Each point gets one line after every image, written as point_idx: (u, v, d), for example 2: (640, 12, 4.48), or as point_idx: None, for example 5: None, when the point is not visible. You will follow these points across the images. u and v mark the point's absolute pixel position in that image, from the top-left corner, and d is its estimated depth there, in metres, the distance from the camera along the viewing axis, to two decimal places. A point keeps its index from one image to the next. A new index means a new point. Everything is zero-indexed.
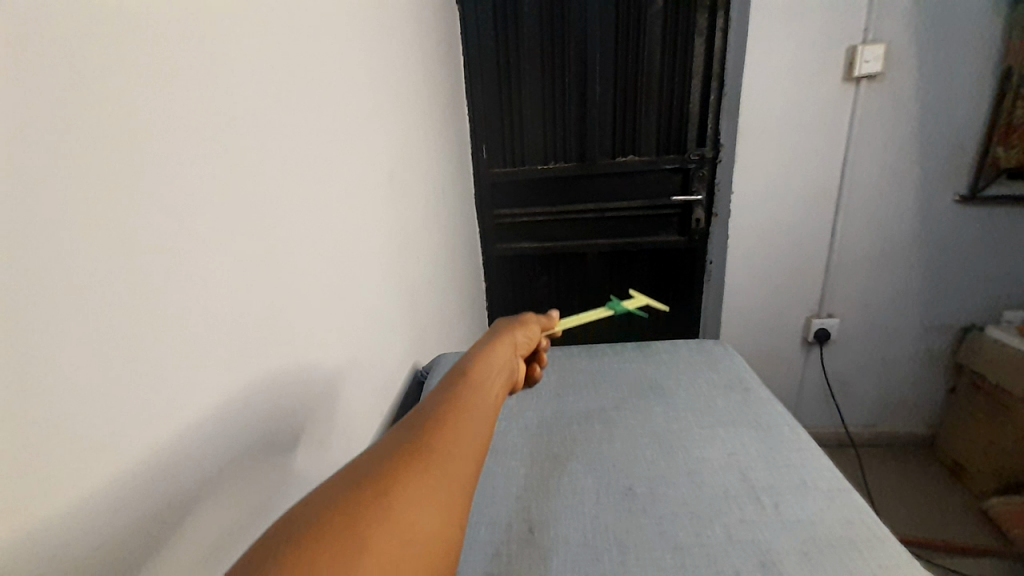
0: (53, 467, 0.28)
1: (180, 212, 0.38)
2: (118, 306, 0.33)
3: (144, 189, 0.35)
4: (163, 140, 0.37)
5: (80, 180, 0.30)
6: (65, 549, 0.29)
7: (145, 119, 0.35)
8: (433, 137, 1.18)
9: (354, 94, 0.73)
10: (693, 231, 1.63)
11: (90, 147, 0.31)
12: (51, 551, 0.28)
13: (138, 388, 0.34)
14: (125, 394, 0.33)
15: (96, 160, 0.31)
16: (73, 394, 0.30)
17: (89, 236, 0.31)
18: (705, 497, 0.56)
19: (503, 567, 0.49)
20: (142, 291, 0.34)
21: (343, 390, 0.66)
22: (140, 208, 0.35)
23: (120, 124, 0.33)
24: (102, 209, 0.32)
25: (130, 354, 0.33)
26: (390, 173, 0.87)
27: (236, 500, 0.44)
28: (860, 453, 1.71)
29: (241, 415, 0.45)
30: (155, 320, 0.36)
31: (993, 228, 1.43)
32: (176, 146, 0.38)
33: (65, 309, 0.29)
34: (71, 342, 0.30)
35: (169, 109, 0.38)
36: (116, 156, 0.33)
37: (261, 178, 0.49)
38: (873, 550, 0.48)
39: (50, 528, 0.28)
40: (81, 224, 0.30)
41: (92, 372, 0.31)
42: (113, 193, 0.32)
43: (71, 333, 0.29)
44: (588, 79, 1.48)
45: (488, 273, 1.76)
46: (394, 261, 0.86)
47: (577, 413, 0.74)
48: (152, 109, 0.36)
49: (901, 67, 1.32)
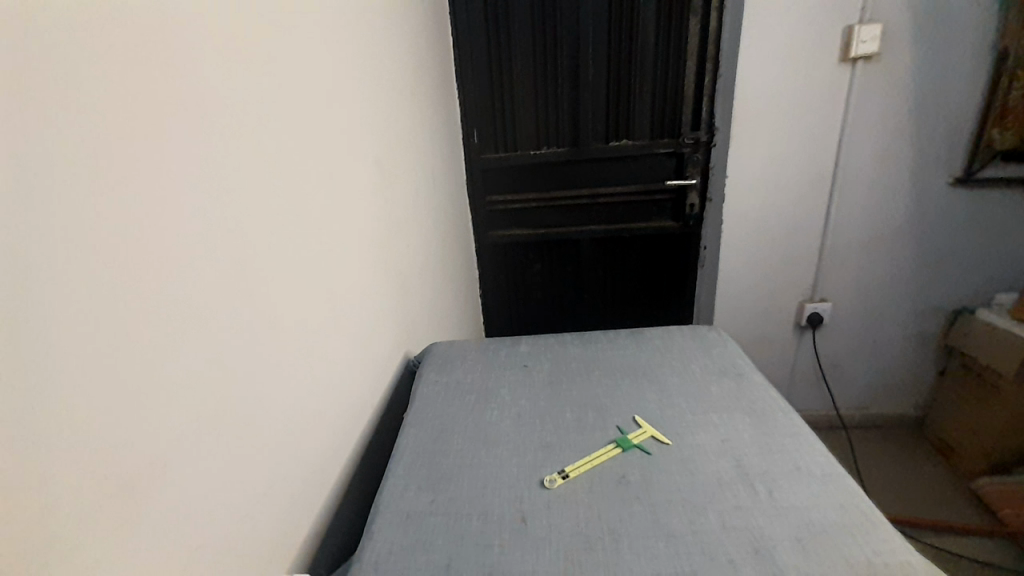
0: (22, 472, 0.27)
1: (156, 199, 0.37)
2: (92, 297, 0.31)
3: (109, 175, 0.33)
4: (130, 121, 0.34)
5: (36, 166, 0.28)
6: (47, 550, 0.28)
7: (107, 98, 0.33)
8: (423, 120, 1.15)
9: (338, 74, 0.70)
10: (688, 216, 1.61)
11: (48, 130, 0.29)
12: (21, 560, 0.27)
13: (115, 384, 0.33)
14: (100, 391, 0.32)
15: (53, 142, 0.29)
16: (39, 392, 0.28)
17: (58, 223, 0.29)
18: (699, 484, 0.56)
19: (497, 559, 0.48)
20: (117, 282, 0.33)
21: (333, 380, 0.64)
22: (112, 195, 0.33)
23: (81, 104, 0.31)
24: (61, 198, 0.29)
25: (99, 350, 0.32)
26: (377, 156, 0.84)
27: (224, 496, 0.43)
28: (850, 434, 1.73)
29: (224, 409, 0.43)
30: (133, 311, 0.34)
31: (986, 210, 1.43)
32: (144, 127, 0.36)
33: (27, 306, 0.27)
34: (41, 337, 0.28)
35: (141, 88, 0.36)
36: (75, 139, 0.30)
37: (241, 161, 0.47)
38: (868, 536, 0.48)
39: (30, 529, 0.27)
40: (37, 213, 0.28)
41: (58, 366, 0.29)
42: (83, 179, 0.31)
43: (32, 330, 0.28)
44: (580, 61, 1.45)
45: (481, 261, 1.74)
46: (383, 247, 0.84)
47: (570, 400, 0.74)
48: (123, 89, 0.34)
49: (899, 47, 1.30)
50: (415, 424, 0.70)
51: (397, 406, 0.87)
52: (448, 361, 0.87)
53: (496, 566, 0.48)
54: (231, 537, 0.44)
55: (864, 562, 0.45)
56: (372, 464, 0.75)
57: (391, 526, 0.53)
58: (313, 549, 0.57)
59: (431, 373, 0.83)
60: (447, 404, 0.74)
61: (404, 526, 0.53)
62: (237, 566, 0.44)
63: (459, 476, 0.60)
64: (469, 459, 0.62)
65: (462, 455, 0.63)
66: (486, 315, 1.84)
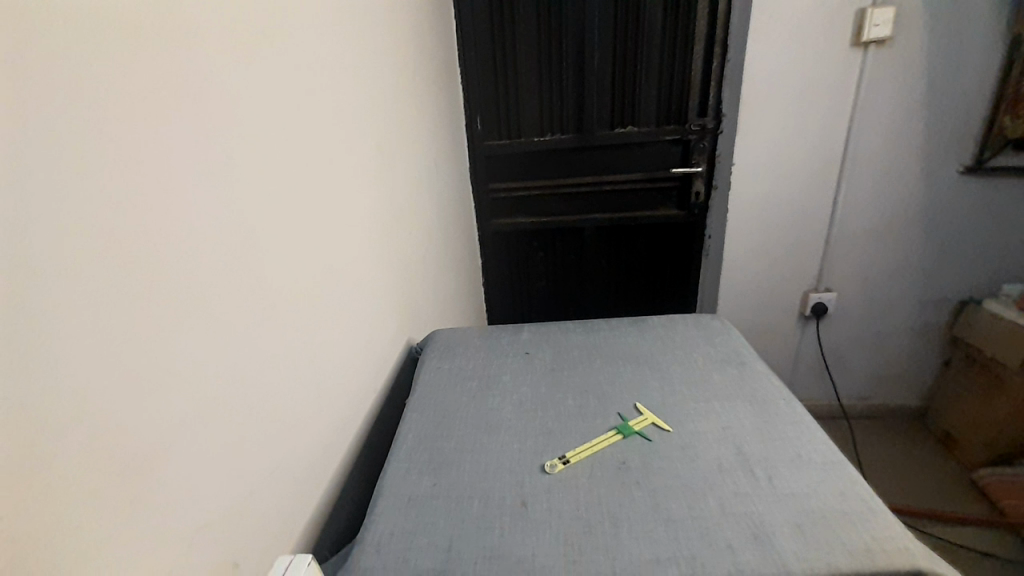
0: (28, 450, 0.27)
1: (156, 182, 0.36)
2: (92, 281, 0.31)
3: (108, 155, 0.32)
4: (128, 102, 0.34)
5: (33, 146, 0.28)
6: (54, 530, 0.28)
7: (105, 79, 0.32)
8: (425, 105, 1.13)
9: (338, 56, 0.69)
10: (693, 204, 1.60)
11: (44, 110, 0.28)
12: (28, 538, 0.27)
13: (117, 369, 0.33)
14: (103, 375, 0.32)
15: (50, 123, 0.29)
16: (44, 373, 0.28)
17: (57, 207, 0.29)
18: (699, 471, 0.56)
19: (497, 541, 0.49)
20: (117, 267, 0.33)
21: (336, 366, 0.64)
22: (112, 178, 0.33)
23: (80, 86, 0.31)
24: (61, 181, 0.29)
25: (103, 332, 0.32)
26: (378, 141, 0.83)
27: (228, 479, 0.43)
28: (852, 424, 1.73)
29: (227, 392, 0.43)
30: (136, 297, 0.34)
31: (996, 200, 1.41)
32: (142, 108, 0.35)
33: (28, 286, 0.27)
34: (43, 321, 0.28)
35: (139, 70, 0.35)
36: (73, 121, 0.30)
37: (242, 144, 0.47)
38: (867, 523, 0.48)
39: (36, 510, 0.28)
40: (35, 193, 0.28)
41: (60, 345, 0.29)
42: (81, 161, 0.30)
43: (34, 310, 0.28)
44: (586, 45, 1.42)
45: (484, 249, 1.74)
46: (385, 233, 0.83)
47: (572, 387, 0.74)
48: (121, 71, 0.34)
49: (912, 31, 1.27)
50: (417, 410, 0.70)
51: (399, 392, 0.87)
52: (450, 348, 0.87)
53: (497, 549, 0.48)
54: (237, 518, 0.44)
55: (862, 549, 0.45)
56: (375, 449, 0.76)
57: (393, 508, 0.54)
58: (316, 530, 0.58)
59: (433, 360, 0.83)
60: (449, 390, 0.74)
61: (406, 509, 0.53)
62: (241, 547, 0.45)
63: (460, 461, 0.60)
64: (471, 444, 0.63)
65: (463, 441, 0.63)
66: (489, 303, 1.84)
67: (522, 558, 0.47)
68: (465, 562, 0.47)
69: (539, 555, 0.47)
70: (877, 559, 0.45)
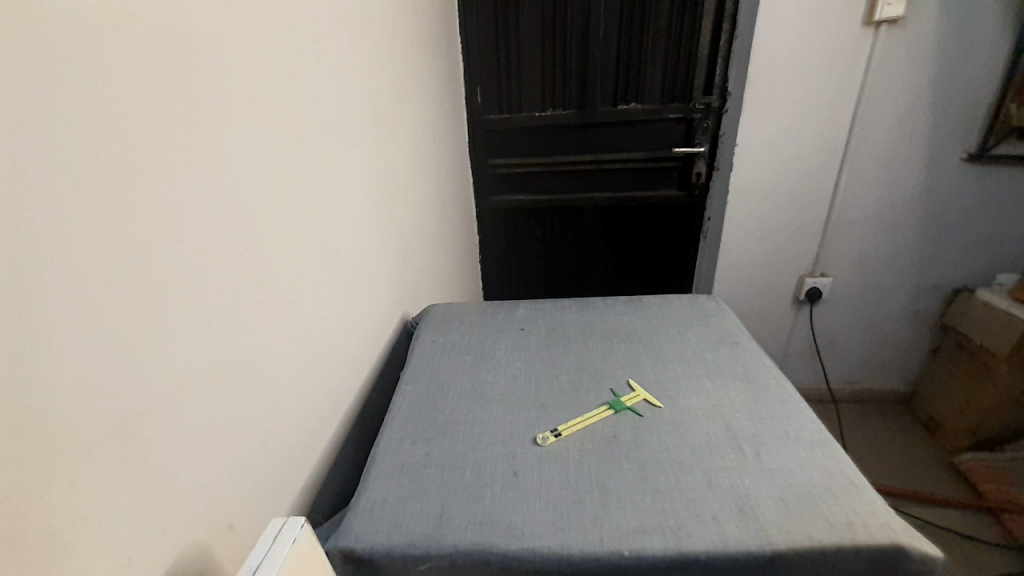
0: (34, 415, 0.28)
1: (155, 156, 0.36)
2: (97, 253, 0.31)
3: (108, 127, 0.32)
4: (130, 77, 0.34)
5: (21, 112, 0.27)
6: (74, 492, 0.30)
7: (110, 56, 0.33)
8: (425, 75, 1.10)
9: (337, 17, 0.67)
10: (693, 186, 1.58)
11: (32, 68, 0.28)
12: (43, 500, 0.28)
13: (122, 339, 0.33)
14: (112, 344, 0.33)
15: (40, 79, 0.28)
16: (45, 341, 0.28)
17: (65, 181, 0.29)
18: (688, 445, 0.57)
19: (487, 508, 0.50)
20: (122, 240, 0.33)
21: (332, 339, 0.65)
22: (112, 151, 0.32)
23: (83, 61, 0.31)
24: (62, 151, 0.29)
25: (109, 304, 0.32)
26: (376, 107, 0.81)
27: (227, 444, 0.44)
28: (840, 407, 1.76)
29: (223, 356, 0.44)
30: (140, 269, 0.35)
31: (999, 188, 1.40)
32: (140, 80, 0.35)
33: (33, 251, 0.28)
34: (47, 289, 0.28)
35: (138, 43, 0.35)
36: (79, 99, 0.30)
37: (236, 107, 0.45)
38: (850, 498, 0.49)
39: (34, 483, 0.28)
40: (25, 151, 0.27)
41: (66, 309, 0.30)
42: (84, 136, 0.30)
43: (37, 279, 0.28)
44: (592, 15, 1.37)
45: (482, 225, 1.72)
46: (381, 206, 0.82)
47: (567, 362, 0.74)
48: (118, 46, 0.33)
49: (925, 12, 1.23)
50: (411, 381, 0.71)
51: (393, 366, 0.87)
52: (446, 322, 0.87)
53: (487, 517, 0.49)
54: (234, 484, 0.45)
55: (845, 523, 0.47)
56: (370, 421, 0.77)
57: (386, 476, 0.54)
58: (311, 496, 0.59)
59: (429, 333, 0.83)
60: (443, 363, 0.74)
61: (400, 477, 0.54)
62: (236, 509, 0.45)
63: (453, 431, 0.61)
64: (465, 415, 0.63)
65: (457, 413, 0.64)
66: (486, 281, 1.83)
67: (512, 525, 0.48)
68: (457, 527, 0.48)
69: (529, 523, 0.48)
70: (857, 534, 0.46)
